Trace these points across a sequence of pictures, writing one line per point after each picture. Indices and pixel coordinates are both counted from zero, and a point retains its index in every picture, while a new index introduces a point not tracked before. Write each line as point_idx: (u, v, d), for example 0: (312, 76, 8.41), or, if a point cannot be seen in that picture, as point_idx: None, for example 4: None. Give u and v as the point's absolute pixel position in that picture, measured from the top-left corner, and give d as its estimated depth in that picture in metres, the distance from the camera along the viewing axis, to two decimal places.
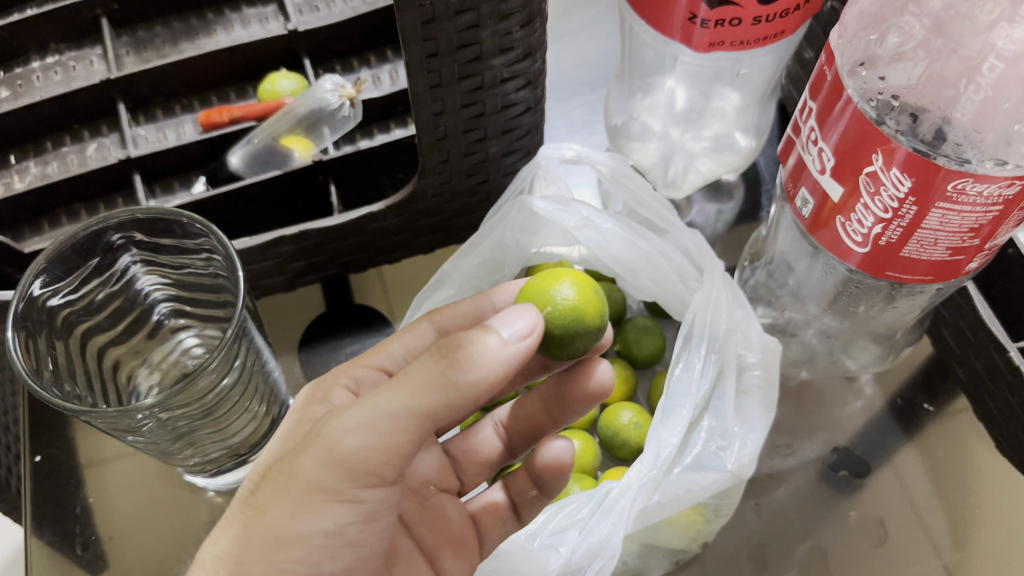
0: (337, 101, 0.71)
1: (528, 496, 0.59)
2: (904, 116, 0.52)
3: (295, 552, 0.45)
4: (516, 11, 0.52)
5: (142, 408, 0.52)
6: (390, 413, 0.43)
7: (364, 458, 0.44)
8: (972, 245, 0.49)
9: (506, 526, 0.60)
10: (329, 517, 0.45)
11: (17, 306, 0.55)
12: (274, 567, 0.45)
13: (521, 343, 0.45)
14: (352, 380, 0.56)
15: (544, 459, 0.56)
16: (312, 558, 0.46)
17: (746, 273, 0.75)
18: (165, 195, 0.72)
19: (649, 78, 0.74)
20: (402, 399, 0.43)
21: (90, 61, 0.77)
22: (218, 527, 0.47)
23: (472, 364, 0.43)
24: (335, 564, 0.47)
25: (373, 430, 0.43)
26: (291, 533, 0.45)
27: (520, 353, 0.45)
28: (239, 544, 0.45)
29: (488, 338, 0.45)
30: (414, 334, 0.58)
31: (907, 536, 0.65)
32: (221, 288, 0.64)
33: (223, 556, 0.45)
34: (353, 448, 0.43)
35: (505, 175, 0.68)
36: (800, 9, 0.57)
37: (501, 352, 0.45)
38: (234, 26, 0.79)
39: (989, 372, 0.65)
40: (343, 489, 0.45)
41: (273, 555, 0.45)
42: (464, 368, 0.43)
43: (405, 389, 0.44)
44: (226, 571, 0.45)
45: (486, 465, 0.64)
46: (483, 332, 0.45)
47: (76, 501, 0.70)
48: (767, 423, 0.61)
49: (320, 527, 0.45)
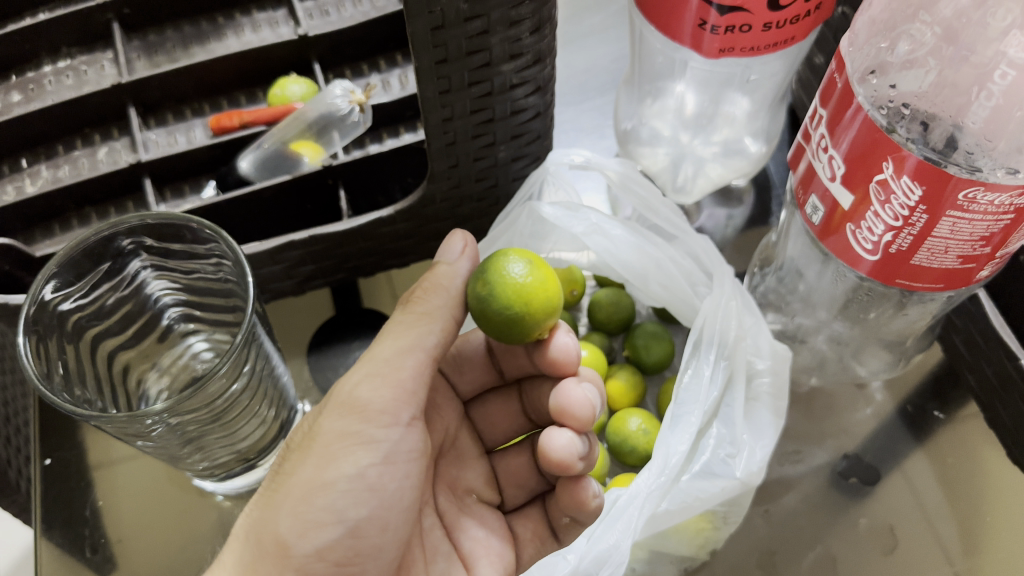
0: (347, 106, 0.71)
1: (563, 521, 0.62)
2: (915, 124, 0.51)
3: (320, 501, 0.49)
4: (526, 17, 0.52)
5: (152, 413, 0.52)
6: (388, 356, 0.51)
7: (375, 399, 0.51)
8: (983, 253, 0.48)
9: (542, 544, 0.63)
10: (349, 462, 0.50)
11: (29, 310, 0.55)
12: (301, 519, 0.48)
13: (465, 257, 0.54)
14: None
15: (566, 498, 0.58)
16: (338, 506, 0.50)
17: (756, 279, 0.74)
18: (175, 199, 0.72)
19: (659, 82, 0.74)
20: (394, 341, 0.52)
21: (102, 65, 0.78)
22: (245, 512, 0.51)
23: (440, 290, 0.53)
24: (358, 512, 0.50)
25: (377, 376, 0.51)
26: (317, 483, 0.49)
27: (469, 263, 0.54)
28: (267, 509, 0.49)
29: (437, 270, 0.53)
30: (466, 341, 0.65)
31: (918, 543, 0.65)
32: (230, 292, 0.64)
33: (255, 520, 0.49)
34: (367, 397, 0.51)
35: (514, 180, 0.67)
36: (811, 15, 0.57)
37: (455, 273, 0.53)
38: (244, 30, 0.80)
39: (1000, 379, 0.64)
40: (360, 431, 0.51)
41: (301, 507, 0.49)
42: (431, 294, 0.53)
43: (393, 333, 0.52)
44: (259, 532, 0.49)
45: (523, 488, 0.65)
46: (433, 266, 0.54)
47: (86, 504, 0.70)
48: (777, 430, 0.60)
49: (342, 471, 0.50)
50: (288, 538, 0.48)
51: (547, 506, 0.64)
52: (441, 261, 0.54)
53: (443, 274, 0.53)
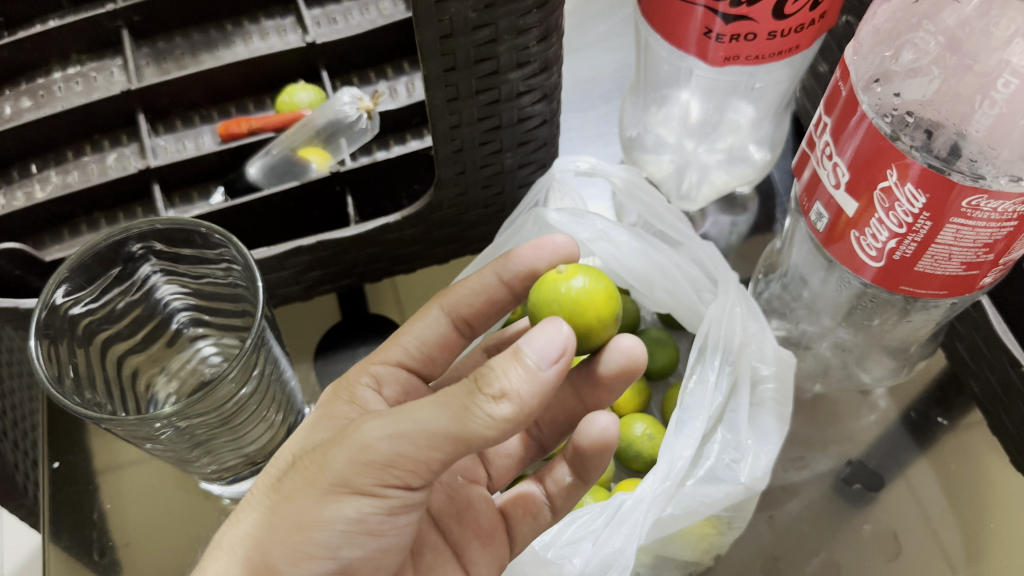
0: (354, 114, 0.72)
1: (565, 485, 0.58)
2: (919, 132, 0.52)
3: (315, 535, 0.43)
4: (533, 26, 0.53)
5: (161, 416, 0.52)
6: (426, 430, 0.42)
7: (397, 461, 0.42)
8: (986, 260, 0.49)
9: (537, 521, 0.58)
10: (351, 505, 0.43)
11: (41, 314, 0.56)
12: (294, 548, 0.43)
13: (553, 366, 0.43)
14: (373, 378, 0.57)
15: (588, 440, 0.54)
16: (333, 542, 0.44)
17: (760, 285, 0.75)
18: (184, 205, 0.73)
19: (664, 90, 0.75)
20: (441, 420, 0.41)
21: (111, 72, 0.79)
22: (240, 509, 0.47)
23: (511, 397, 0.42)
24: (353, 551, 0.45)
25: (403, 439, 0.42)
26: (315, 518, 0.43)
27: (553, 377, 0.43)
28: (262, 528, 0.44)
29: (519, 367, 0.42)
30: (426, 322, 0.60)
31: (920, 550, 0.65)
32: (239, 297, 0.64)
33: (246, 536, 0.44)
34: (385, 453, 0.42)
35: (520, 188, 0.69)
36: (815, 24, 0.57)
37: (533, 382, 0.42)
38: (252, 37, 0.81)
39: (1003, 386, 0.65)
40: (372, 486, 0.43)
41: (295, 537, 0.43)
42: (502, 403, 0.41)
43: (445, 412, 0.41)
44: (248, 554, 0.44)
45: (512, 460, 0.64)
46: (515, 359, 0.42)
47: (93, 507, 0.70)
48: (781, 435, 0.60)
49: (343, 512, 0.43)
50: (277, 566, 0.43)
51: (542, 480, 0.59)
52: (526, 358, 0.42)
53: (522, 380, 0.42)
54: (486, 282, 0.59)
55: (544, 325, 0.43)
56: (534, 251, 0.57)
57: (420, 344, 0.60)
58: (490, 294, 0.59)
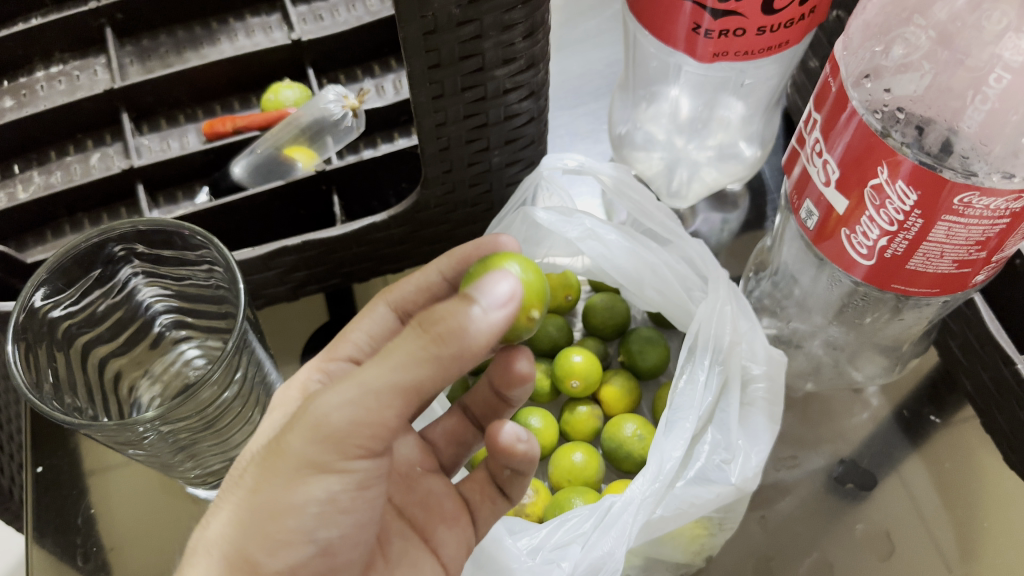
0: (340, 112, 0.71)
1: (505, 475, 0.55)
2: (910, 128, 0.51)
3: (289, 521, 0.42)
4: (519, 22, 0.52)
5: (142, 421, 0.51)
6: (376, 385, 0.41)
7: (354, 429, 0.42)
8: (978, 258, 0.48)
9: (495, 505, 0.57)
10: (319, 485, 0.43)
11: (17, 318, 0.55)
12: (268, 538, 0.42)
13: (500, 309, 0.41)
14: (324, 375, 0.56)
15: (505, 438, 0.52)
16: (308, 526, 0.43)
17: (751, 283, 0.74)
18: (169, 205, 0.72)
19: (653, 87, 0.74)
20: (389, 372, 0.41)
21: (94, 70, 0.77)
22: (210, 510, 0.45)
23: (460, 337, 0.40)
24: (330, 531, 0.44)
25: (354, 403, 0.41)
26: (286, 503, 0.42)
27: (502, 321, 0.41)
28: (233, 526, 0.43)
29: (467, 311, 0.40)
30: (373, 318, 0.58)
31: (914, 548, 0.65)
32: (221, 299, 0.64)
33: (218, 537, 0.43)
34: (343, 422, 0.41)
35: (508, 185, 0.68)
36: (805, 18, 0.56)
37: (482, 323, 0.40)
38: (238, 35, 0.79)
39: (996, 383, 0.63)
40: (334, 460, 0.42)
41: (269, 526, 0.42)
42: (448, 343, 0.40)
43: (393, 366, 0.41)
44: (223, 552, 0.42)
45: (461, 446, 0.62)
46: (459, 302, 0.41)
47: (77, 512, 0.69)
48: (772, 436, 0.59)
49: (313, 494, 0.43)
50: (257, 559, 0.42)
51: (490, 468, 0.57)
52: (472, 301, 0.41)
53: (470, 320, 0.40)
54: (428, 278, 0.57)
55: (499, 274, 0.42)
56: (477, 250, 0.55)
57: (369, 341, 0.58)
58: (434, 290, 0.57)
